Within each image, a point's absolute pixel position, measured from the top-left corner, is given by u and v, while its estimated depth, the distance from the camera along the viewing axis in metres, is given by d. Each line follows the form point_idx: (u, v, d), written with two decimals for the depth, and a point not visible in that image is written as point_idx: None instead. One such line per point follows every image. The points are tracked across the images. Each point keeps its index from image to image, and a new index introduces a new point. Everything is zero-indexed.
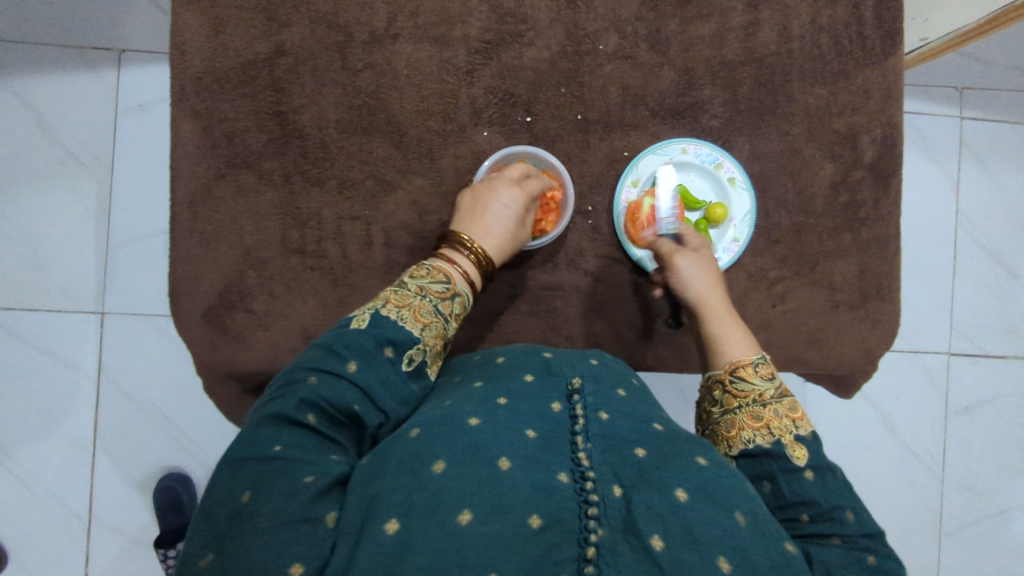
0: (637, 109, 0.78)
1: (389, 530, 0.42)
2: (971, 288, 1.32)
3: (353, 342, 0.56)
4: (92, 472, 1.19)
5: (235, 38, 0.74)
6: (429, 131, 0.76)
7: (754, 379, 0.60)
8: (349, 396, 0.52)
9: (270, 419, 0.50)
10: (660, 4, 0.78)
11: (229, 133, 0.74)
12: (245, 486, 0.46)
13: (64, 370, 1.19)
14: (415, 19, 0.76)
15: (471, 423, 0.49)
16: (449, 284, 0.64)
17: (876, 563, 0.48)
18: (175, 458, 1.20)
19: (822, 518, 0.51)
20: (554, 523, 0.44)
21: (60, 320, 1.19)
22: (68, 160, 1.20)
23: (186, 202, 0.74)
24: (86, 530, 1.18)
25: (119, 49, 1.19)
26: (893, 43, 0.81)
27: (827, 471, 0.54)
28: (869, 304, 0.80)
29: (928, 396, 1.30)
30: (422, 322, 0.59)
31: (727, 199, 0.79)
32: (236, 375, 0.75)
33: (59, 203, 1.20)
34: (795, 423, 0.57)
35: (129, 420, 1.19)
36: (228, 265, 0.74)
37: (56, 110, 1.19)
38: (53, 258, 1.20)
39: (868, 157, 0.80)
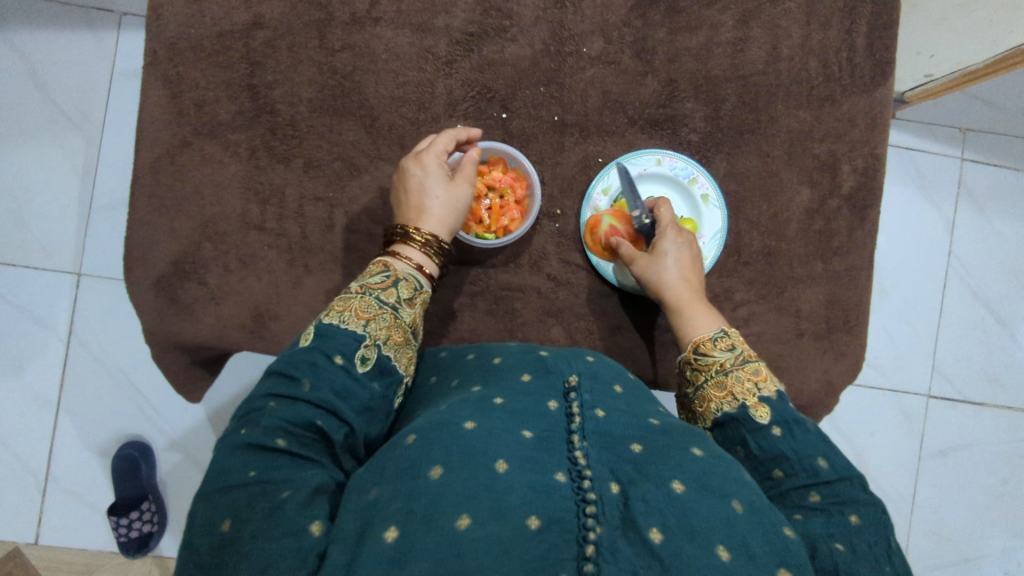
0: (615, 116, 0.77)
1: (388, 538, 0.40)
2: (957, 332, 1.30)
3: (301, 360, 0.54)
4: (52, 434, 1.17)
5: (214, 6, 0.73)
6: (402, 118, 0.75)
7: (715, 352, 0.62)
8: (309, 414, 0.50)
9: (239, 448, 0.49)
10: (650, 13, 0.77)
11: (198, 102, 0.73)
12: (224, 514, 0.45)
13: (34, 328, 1.18)
14: (399, 4, 0.75)
15: (467, 426, 0.47)
16: (390, 273, 0.61)
17: (858, 521, 0.49)
18: (137, 428, 1.18)
19: (794, 473, 0.53)
20: (553, 522, 0.42)
21: (34, 277, 1.18)
22: (57, 117, 1.18)
23: (149, 167, 0.73)
24: (41, 492, 1.17)
25: (122, 13, 1.18)
26: (884, 73, 0.79)
27: (794, 423, 0.55)
28: (835, 335, 0.79)
29: (903, 436, 1.28)
30: (365, 317, 0.57)
31: (698, 214, 0.77)
32: (183, 347, 0.74)
33: (46, 160, 1.18)
34: (758, 385, 0.58)
35: (94, 384, 1.18)
36: (184, 235, 0.73)
37: (50, 66, 1.18)
38: (34, 214, 1.18)
39: (847, 187, 0.79)
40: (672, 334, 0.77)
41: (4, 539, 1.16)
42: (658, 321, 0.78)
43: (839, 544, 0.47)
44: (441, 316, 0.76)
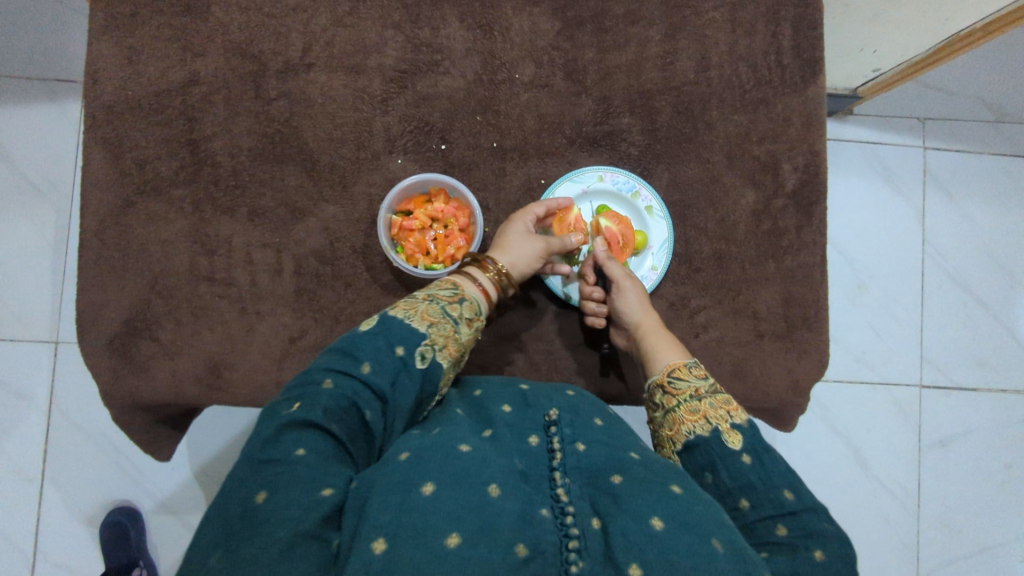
0: (554, 136, 0.78)
1: (376, 548, 0.39)
2: (942, 319, 1.30)
3: (366, 344, 0.54)
4: (39, 505, 1.16)
5: (149, 68, 0.74)
6: (343, 158, 0.76)
7: (689, 377, 0.63)
8: (363, 402, 0.51)
9: (291, 421, 0.48)
10: (577, 34, 0.79)
11: (139, 161, 0.74)
12: (260, 485, 0.44)
13: (14, 400, 1.17)
14: (330, 49, 0.76)
15: (461, 451, 0.47)
16: (457, 290, 0.63)
17: (823, 558, 0.48)
18: (123, 492, 1.16)
19: (761, 503, 0.52)
20: (537, 554, 0.41)
21: (12, 349, 1.18)
22: (25, 188, 1.19)
23: (94, 229, 0.73)
24: (30, 566, 1.15)
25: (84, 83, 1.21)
26: (815, 71, 0.80)
27: (764, 452, 0.55)
28: (795, 334, 0.78)
29: (899, 428, 1.26)
30: (429, 321, 0.58)
31: (645, 226, 0.78)
32: (142, 405, 0.73)
33: (15, 232, 1.19)
34: (730, 412, 0.59)
35: (78, 451, 1.17)
36: (135, 293, 0.73)
37: (16, 139, 1.20)
38: (6, 286, 1.19)
39: (791, 185, 0.79)
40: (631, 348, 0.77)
41: None
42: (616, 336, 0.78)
43: None
44: None
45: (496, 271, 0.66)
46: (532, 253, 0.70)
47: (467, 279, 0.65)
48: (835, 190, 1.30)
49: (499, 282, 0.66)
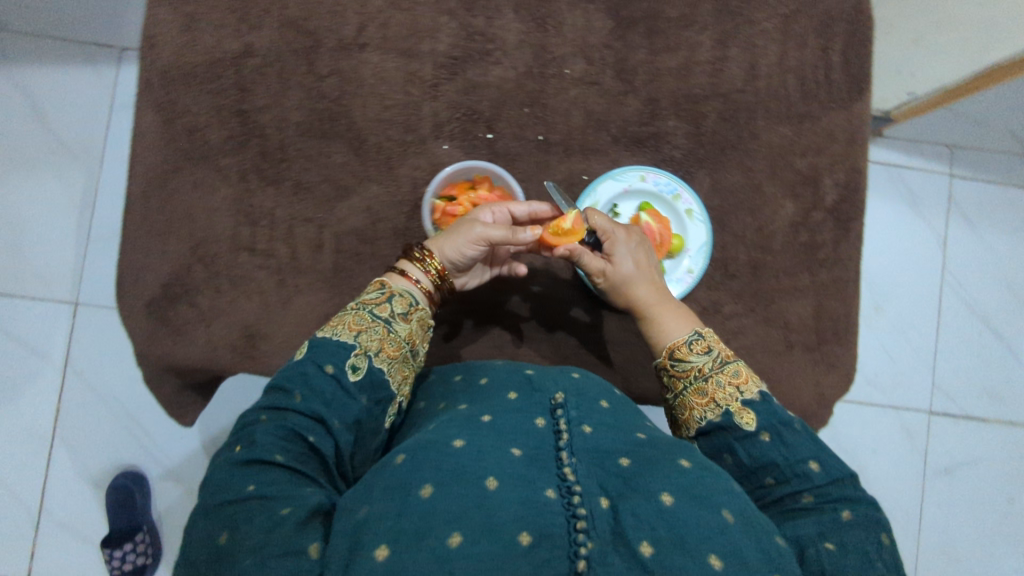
0: (599, 134, 0.79)
1: (380, 556, 0.40)
2: (955, 347, 1.30)
3: (295, 373, 0.55)
4: (47, 465, 1.16)
5: (205, 36, 0.75)
6: (389, 139, 0.76)
7: (692, 357, 0.60)
8: (301, 426, 0.51)
9: (235, 464, 0.48)
10: (630, 34, 0.79)
11: (189, 127, 0.74)
12: (222, 526, 0.45)
13: (30, 358, 1.18)
14: (385, 31, 0.77)
15: (456, 445, 0.46)
16: (385, 289, 0.62)
17: (850, 517, 0.49)
18: (132, 457, 1.17)
19: (785, 478, 0.52)
20: (544, 537, 0.41)
21: (32, 307, 1.19)
22: (58, 150, 1.21)
23: (140, 191, 0.74)
24: (34, 524, 1.15)
25: (120, 49, 1.21)
26: (861, 89, 0.81)
27: (781, 426, 0.54)
28: (824, 347, 0.79)
29: (905, 452, 1.26)
30: (356, 329, 0.58)
31: (684, 229, 0.78)
32: (175, 369, 0.74)
33: (44, 192, 1.20)
34: (740, 388, 0.57)
35: (90, 414, 1.17)
36: (176, 258, 0.74)
37: (49, 101, 1.21)
38: (31, 244, 1.19)
39: (830, 200, 0.80)
40: None
41: None
42: None
43: (829, 543, 0.47)
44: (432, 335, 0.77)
45: (428, 263, 0.64)
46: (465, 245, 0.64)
47: (397, 274, 0.64)
48: (874, 211, 1.30)
49: (437, 278, 0.65)
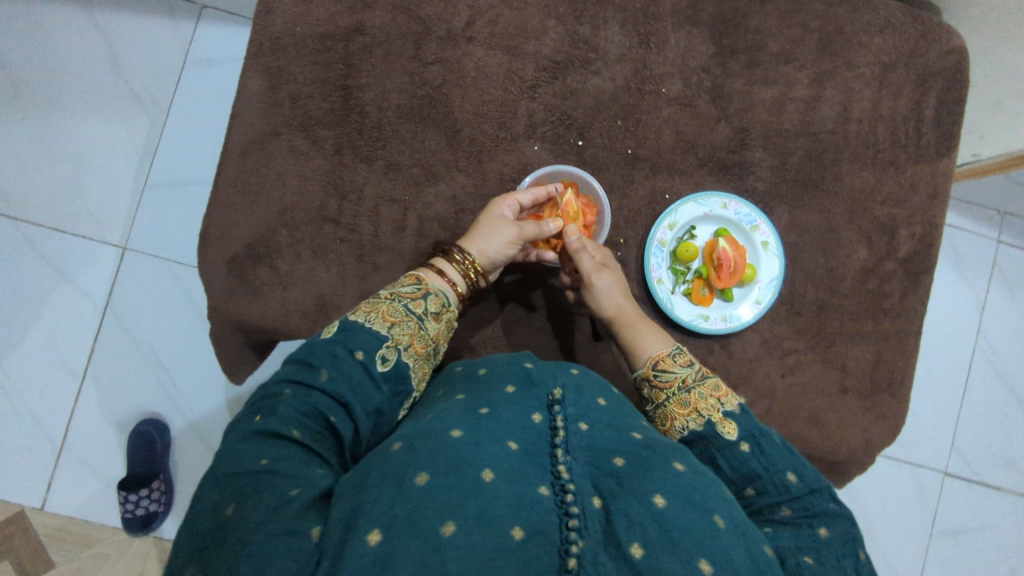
0: (686, 156, 0.80)
1: (371, 540, 0.38)
2: (979, 411, 1.27)
3: (322, 351, 0.54)
4: (75, 401, 1.15)
5: (320, 8, 0.76)
6: (483, 133, 0.78)
7: (675, 368, 0.63)
8: (323, 407, 0.50)
9: (251, 436, 0.48)
10: (729, 62, 0.80)
11: (293, 95, 0.76)
12: (230, 499, 0.43)
13: (74, 295, 1.16)
14: (493, 26, 0.78)
15: (454, 435, 0.45)
16: (420, 286, 0.63)
17: (827, 534, 0.48)
18: (158, 405, 1.16)
19: (766, 489, 0.51)
20: (537, 534, 0.40)
21: (81, 245, 1.17)
22: (129, 97, 1.19)
23: (238, 150, 0.76)
24: (54, 458, 1.13)
25: (202, 5, 1.21)
26: (949, 147, 0.81)
27: (761, 437, 0.54)
28: (878, 396, 0.79)
29: (915, 509, 1.23)
30: (391, 321, 0.58)
31: (757, 260, 0.79)
32: (245, 327, 0.76)
33: (110, 134, 1.19)
34: (721, 400, 0.58)
35: (125, 358, 1.16)
36: (263, 220, 0.75)
37: (127, 46, 1.20)
38: (90, 183, 1.18)
39: (904, 251, 0.81)
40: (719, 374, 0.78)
41: (9, 502, 1.12)
42: (706, 360, 0.79)
43: (808, 558, 0.46)
44: (496, 331, 0.78)
45: (464, 261, 0.66)
46: (503, 242, 0.69)
47: (433, 271, 0.66)
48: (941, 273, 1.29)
49: (468, 275, 0.67)
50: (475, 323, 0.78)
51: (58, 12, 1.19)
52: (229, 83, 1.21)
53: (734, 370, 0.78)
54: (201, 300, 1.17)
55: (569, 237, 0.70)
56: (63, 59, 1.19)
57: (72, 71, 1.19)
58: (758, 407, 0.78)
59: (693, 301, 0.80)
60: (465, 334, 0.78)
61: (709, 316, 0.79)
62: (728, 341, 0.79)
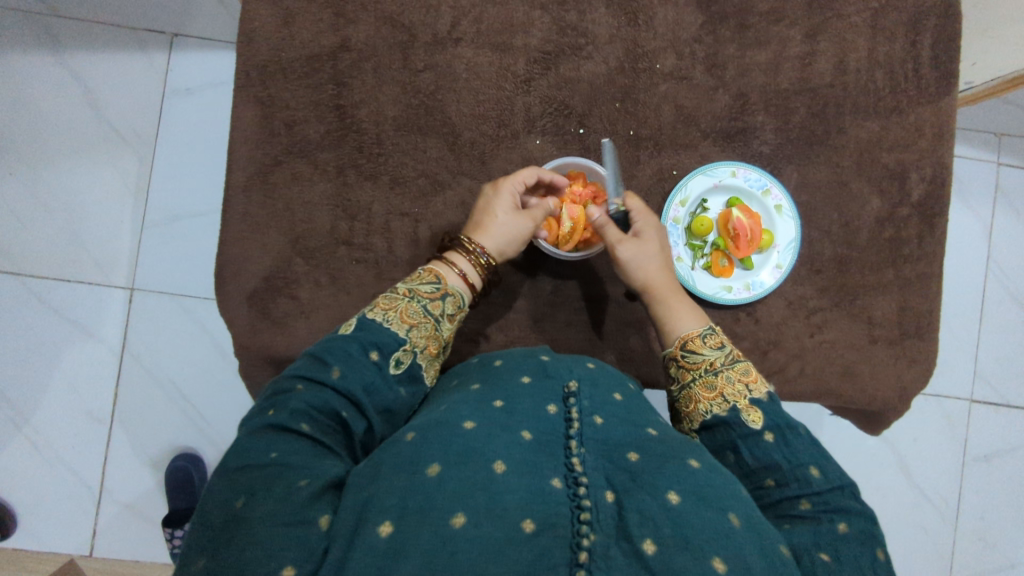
0: (689, 130, 0.79)
1: (382, 532, 0.39)
2: (999, 335, 1.25)
3: (337, 348, 0.54)
4: (107, 446, 1.15)
5: (303, 31, 0.76)
6: (483, 135, 0.77)
7: (704, 350, 0.62)
8: (336, 403, 0.50)
9: (262, 428, 0.47)
10: (719, 29, 0.79)
11: (288, 121, 0.76)
12: (239, 492, 0.42)
13: (88, 342, 1.16)
14: (478, 25, 0.77)
15: (467, 426, 0.46)
16: (439, 285, 0.62)
17: (847, 531, 0.47)
18: (190, 439, 1.16)
19: (786, 481, 0.51)
20: (548, 526, 0.40)
21: (89, 292, 1.16)
22: (113, 136, 1.18)
23: (241, 186, 0.75)
24: (96, 503, 1.14)
25: (173, 34, 1.18)
26: (950, 84, 0.80)
27: (786, 429, 0.54)
28: (907, 341, 0.80)
29: (946, 440, 1.23)
30: (409, 323, 0.58)
31: (773, 225, 0.79)
32: (273, 361, 0.75)
33: (99, 176, 1.17)
34: (749, 387, 0.58)
35: (148, 396, 1.15)
36: (276, 250, 0.75)
37: (104, 87, 1.18)
38: (88, 228, 1.17)
39: (916, 195, 0.80)
40: (749, 342, 0.78)
41: (61, 554, 1.14)
42: (734, 330, 0.79)
43: (826, 554, 0.45)
44: (522, 329, 0.78)
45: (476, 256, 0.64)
46: (518, 235, 0.67)
47: (452, 270, 0.64)
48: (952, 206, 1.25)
49: (481, 268, 0.65)
50: (501, 325, 0.78)
51: (29, 61, 1.17)
52: (214, 108, 1.19)
53: (763, 336, 0.79)
54: (218, 330, 1.16)
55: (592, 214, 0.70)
56: (42, 107, 1.17)
57: (53, 118, 1.17)
58: (791, 369, 0.79)
59: (714, 274, 0.79)
60: (493, 337, 0.78)
61: (732, 287, 0.79)
62: (753, 308, 0.79)
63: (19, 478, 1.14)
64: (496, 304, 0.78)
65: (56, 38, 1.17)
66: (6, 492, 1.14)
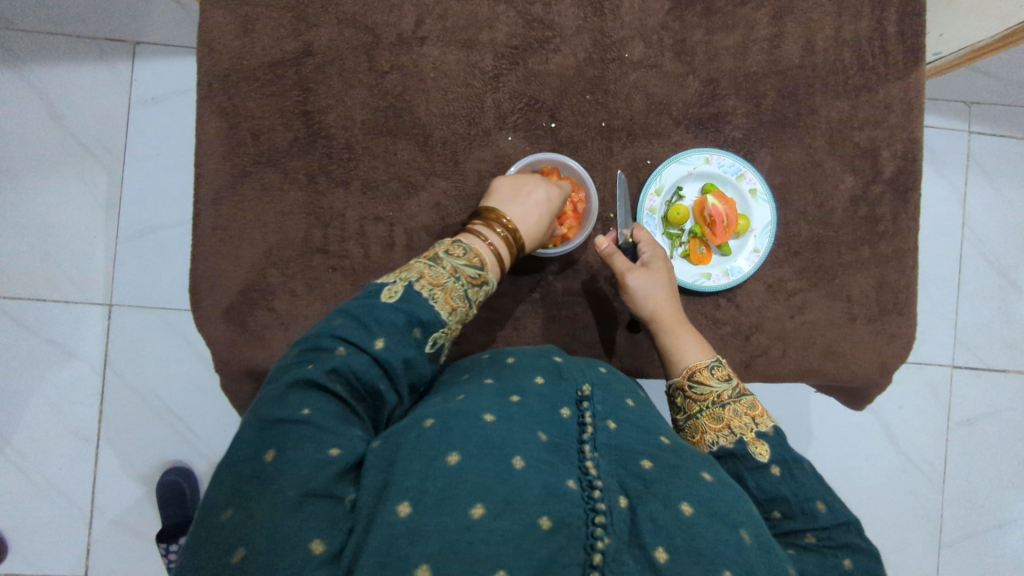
0: (661, 118, 0.79)
1: (401, 512, 0.39)
2: (977, 301, 1.27)
3: (386, 315, 0.51)
4: (95, 465, 1.13)
5: (264, 37, 0.74)
6: (454, 134, 0.76)
7: (711, 382, 0.63)
8: (375, 375, 0.49)
9: (298, 381, 0.47)
10: (685, 14, 0.79)
11: (254, 131, 0.74)
12: (270, 443, 0.44)
13: (68, 362, 1.14)
14: (443, 22, 0.76)
15: (486, 419, 0.46)
16: (483, 270, 0.58)
17: (851, 566, 0.48)
18: (178, 453, 1.15)
19: (792, 514, 0.52)
20: (563, 525, 0.41)
21: (65, 311, 1.14)
22: (78, 150, 1.15)
23: (210, 199, 0.74)
24: (88, 523, 1.13)
25: (132, 42, 1.15)
26: (916, 60, 0.81)
27: (793, 463, 0.55)
28: (886, 317, 0.80)
29: (929, 407, 1.24)
30: (451, 306, 0.54)
31: (749, 210, 0.79)
32: (255, 374, 0.74)
33: (67, 191, 1.15)
34: (755, 420, 0.59)
35: (133, 412, 1.14)
36: (251, 262, 0.74)
37: (65, 100, 1.15)
38: (59, 245, 1.15)
39: (889, 172, 0.81)
40: (731, 328, 0.79)
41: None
42: (715, 316, 0.79)
43: None
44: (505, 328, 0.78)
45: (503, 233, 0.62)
46: (537, 225, 0.67)
47: (484, 246, 0.61)
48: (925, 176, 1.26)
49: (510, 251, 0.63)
50: (484, 324, 0.78)
51: None
52: (180, 117, 1.16)
53: (745, 321, 0.79)
54: (200, 342, 1.15)
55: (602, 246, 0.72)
56: (2, 123, 1.14)
57: (14, 135, 1.14)
58: (773, 352, 0.79)
59: (692, 261, 0.79)
60: (476, 337, 0.77)
61: (711, 274, 0.79)
62: (733, 294, 0.79)
63: (7, 503, 1.13)
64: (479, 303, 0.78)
65: (12, 52, 1.14)
66: None
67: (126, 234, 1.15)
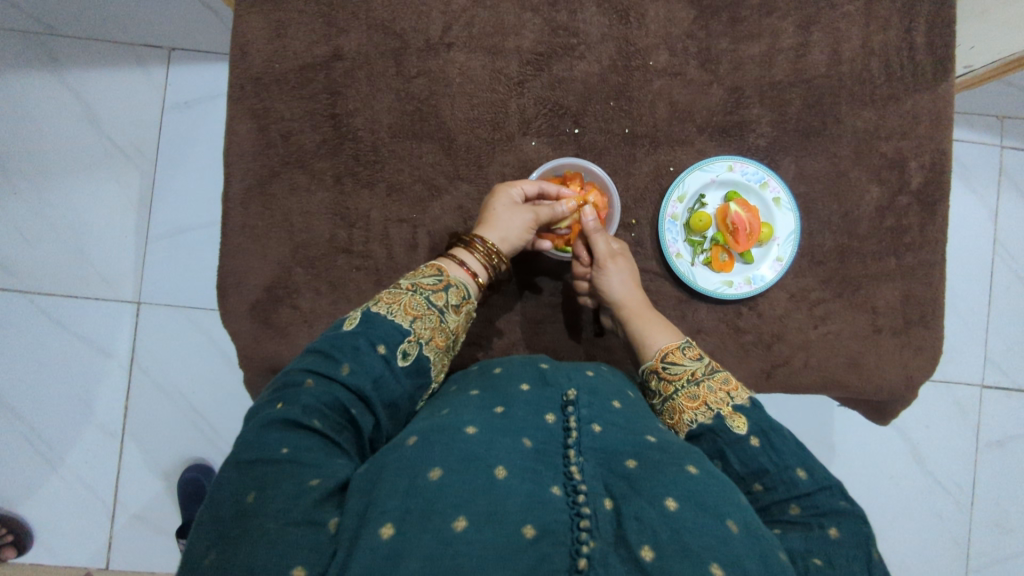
0: (684, 125, 0.79)
1: (383, 534, 0.39)
2: (1010, 320, 1.23)
3: (345, 344, 0.53)
4: (119, 459, 1.16)
5: (296, 41, 0.76)
6: (479, 138, 0.77)
7: (684, 361, 0.63)
8: (345, 399, 0.50)
9: (273, 422, 0.48)
10: (711, 23, 0.79)
11: (284, 133, 0.76)
12: (249, 486, 0.44)
13: (96, 357, 1.16)
14: (470, 29, 0.77)
15: (469, 431, 0.46)
16: (441, 277, 0.61)
17: (838, 534, 0.47)
18: (198, 449, 1.16)
19: (774, 486, 0.51)
20: (547, 533, 0.40)
21: (96, 308, 1.17)
22: (114, 151, 1.18)
23: (239, 198, 0.76)
24: (110, 516, 1.15)
25: (169, 48, 1.18)
26: (946, 70, 0.80)
27: (772, 433, 0.54)
28: (912, 330, 0.79)
29: (957, 428, 1.22)
30: (413, 314, 0.57)
31: (772, 218, 0.79)
32: (277, 371, 0.75)
33: (102, 191, 1.18)
34: (731, 394, 0.58)
35: (157, 408, 1.16)
36: (278, 261, 0.75)
37: (104, 103, 1.18)
38: (93, 243, 1.18)
39: (916, 182, 0.80)
40: (752, 336, 0.78)
41: (79, 566, 1.15)
42: (737, 324, 0.79)
43: (817, 559, 0.45)
44: (523, 331, 0.79)
45: (484, 249, 0.65)
46: (521, 225, 0.68)
47: (454, 263, 0.64)
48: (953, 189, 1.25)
49: (489, 262, 0.66)
50: (503, 326, 0.78)
51: (29, 80, 1.18)
52: (212, 121, 1.19)
53: (766, 330, 0.78)
54: (224, 340, 1.17)
55: (586, 218, 0.73)
56: (43, 124, 1.18)
57: (54, 135, 1.18)
58: (795, 362, 0.78)
59: (714, 269, 0.79)
60: (495, 340, 0.78)
61: (733, 281, 0.79)
62: (754, 303, 0.79)
63: (34, 493, 1.15)
64: (498, 307, 0.79)
65: (54, 56, 1.18)
66: (21, 508, 1.15)
67: (157, 234, 1.18)
